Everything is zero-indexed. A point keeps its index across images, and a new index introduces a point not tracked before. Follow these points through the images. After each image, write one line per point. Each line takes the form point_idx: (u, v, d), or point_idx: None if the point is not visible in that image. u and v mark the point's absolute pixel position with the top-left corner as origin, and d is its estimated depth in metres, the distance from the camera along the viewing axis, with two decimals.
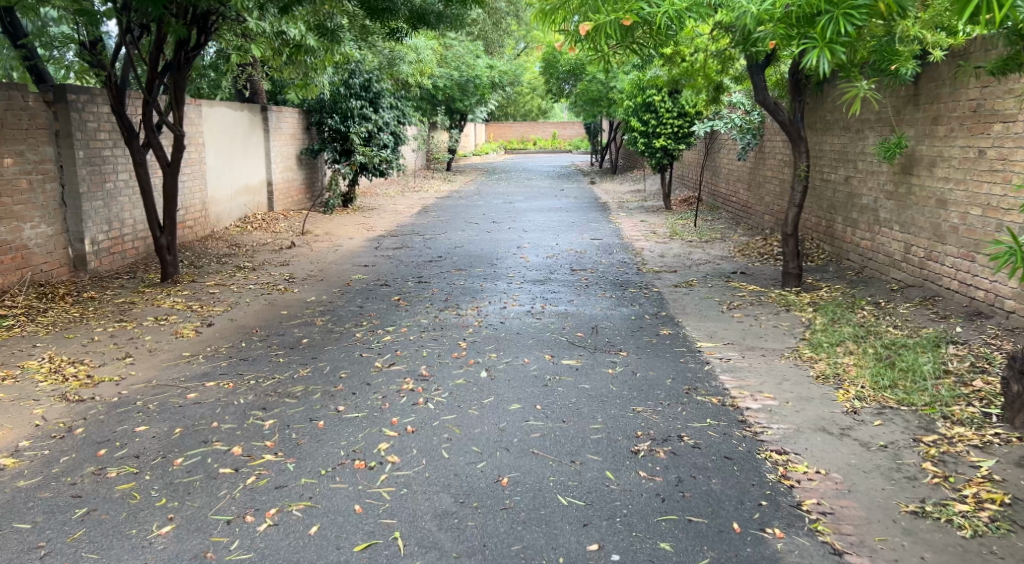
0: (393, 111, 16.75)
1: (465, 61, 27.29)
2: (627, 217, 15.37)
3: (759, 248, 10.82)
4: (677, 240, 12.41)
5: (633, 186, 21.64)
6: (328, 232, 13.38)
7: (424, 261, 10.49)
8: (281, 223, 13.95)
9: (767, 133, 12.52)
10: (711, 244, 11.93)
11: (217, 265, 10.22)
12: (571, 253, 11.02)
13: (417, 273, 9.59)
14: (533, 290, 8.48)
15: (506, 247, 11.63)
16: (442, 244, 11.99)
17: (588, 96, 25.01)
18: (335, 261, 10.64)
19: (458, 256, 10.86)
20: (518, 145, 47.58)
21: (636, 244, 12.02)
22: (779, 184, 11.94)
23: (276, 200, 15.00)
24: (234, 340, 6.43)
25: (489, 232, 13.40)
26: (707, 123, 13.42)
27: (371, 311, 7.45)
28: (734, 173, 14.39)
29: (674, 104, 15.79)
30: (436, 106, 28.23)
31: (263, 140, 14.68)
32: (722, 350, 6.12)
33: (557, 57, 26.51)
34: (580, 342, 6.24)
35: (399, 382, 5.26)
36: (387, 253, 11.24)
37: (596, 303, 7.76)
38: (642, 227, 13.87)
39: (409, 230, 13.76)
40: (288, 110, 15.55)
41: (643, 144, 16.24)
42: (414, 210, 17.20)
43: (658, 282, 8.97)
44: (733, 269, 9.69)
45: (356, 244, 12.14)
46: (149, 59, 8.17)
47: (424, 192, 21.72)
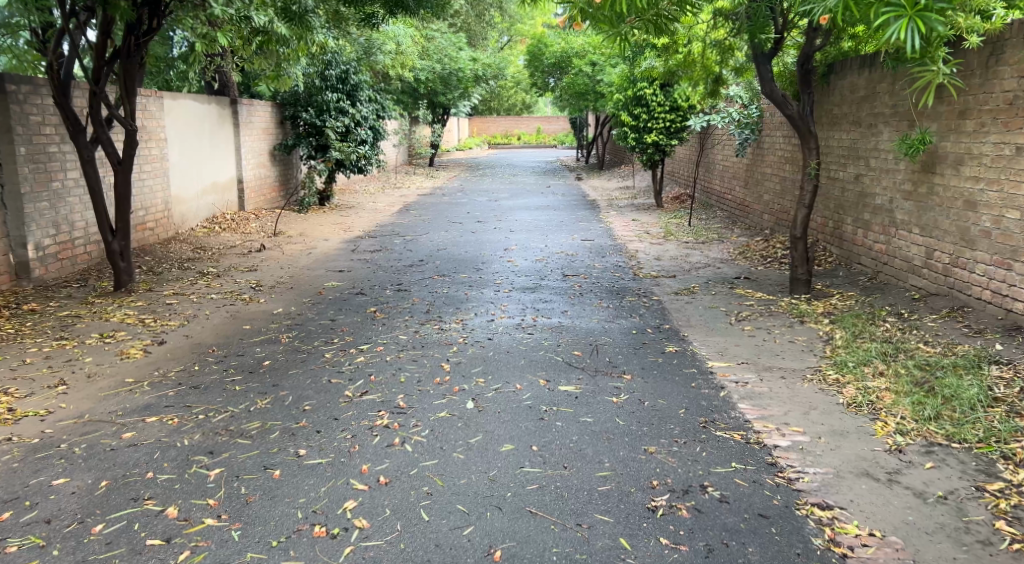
0: (372, 105, 15.99)
1: (448, 53, 26.55)
2: (617, 215, 14.71)
3: (761, 250, 10.16)
4: (672, 241, 11.75)
5: (622, 182, 20.96)
6: (302, 233, 12.62)
7: (404, 266, 9.76)
8: (252, 224, 13.18)
9: (766, 128, 11.87)
10: (708, 246, 11.27)
11: (178, 272, 9.46)
12: (561, 256, 10.36)
13: (395, 279, 8.86)
14: (521, 299, 7.77)
15: (492, 250, 10.93)
16: (423, 247, 11.25)
17: (575, 89, 24.33)
18: (308, 266, 9.90)
19: (441, 259, 10.13)
20: (502, 140, 46.88)
21: (629, 246, 11.35)
22: (779, 182, 11.29)
23: (247, 199, 14.23)
24: (185, 364, 5.69)
25: (474, 232, 12.69)
26: (702, 117, 12.78)
27: (342, 326, 6.73)
28: (730, 170, 13.73)
29: (666, 98, 15.13)
30: (418, 100, 27.50)
31: (233, 135, 13.89)
32: (738, 372, 5.43)
33: (542, 50, 25.78)
34: (577, 363, 5.54)
35: (373, 416, 4.53)
36: (364, 257, 10.50)
37: (592, 316, 7.06)
38: (634, 227, 13.21)
39: (389, 230, 13.00)
40: (262, 104, 14.78)
41: (633, 140, 15.58)
42: (394, 209, 16.44)
43: (656, 290, 8.30)
44: (735, 274, 9.04)
45: (330, 246, 11.37)
46: (96, 45, 7.46)
47: (406, 188, 20.97)
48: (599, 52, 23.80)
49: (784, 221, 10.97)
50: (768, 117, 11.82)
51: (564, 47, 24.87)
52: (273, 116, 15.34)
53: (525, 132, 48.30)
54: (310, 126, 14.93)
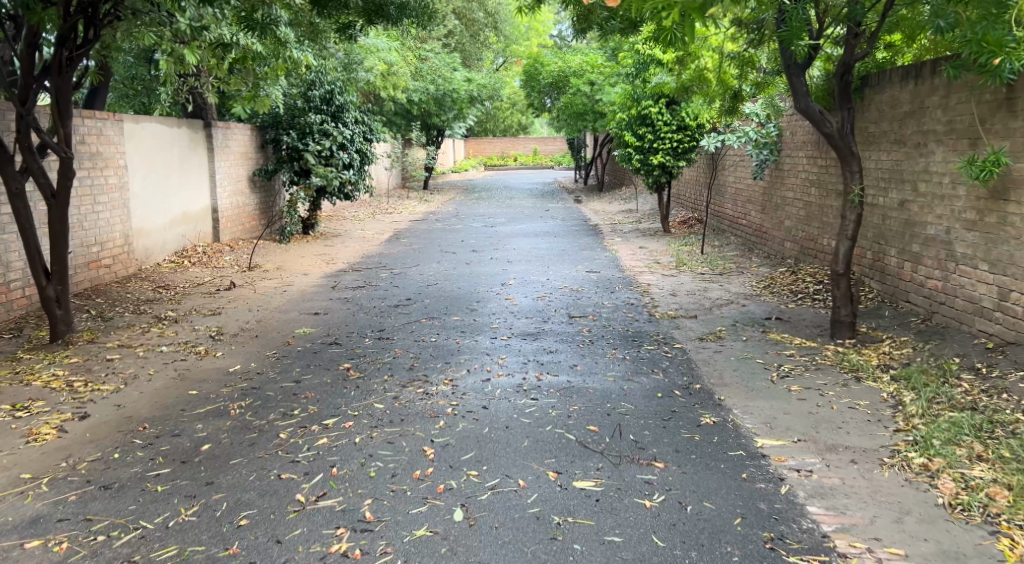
0: (359, 127, 14.94)
1: (442, 73, 25.56)
2: (624, 243, 13.63)
3: (792, 285, 9.05)
4: (685, 272, 10.67)
5: (625, 205, 19.93)
6: (280, 267, 11.53)
7: (388, 306, 8.65)
8: (226, 257, 12.09)
9: (787, 148, 10.83)
10: (726, 278, 10.17)
11: (131, 316, 8.36)
12: (565, 292, 9.27)
13: (376, 324, 7.75)
14: (522, 349, 6.65)
15: (488, 285, 9.85)
16: (411, 282, 10.16)
17: (573, 109, 23.38)
18: (280, 307, 8.80)
19: (430, 297, 9.02)
20: (498, 161, 45.93)
21: (640, 279, 10.26)
22: (804, 207, 10.27)
23: (223, 229, 13.14)
24: (104, 451, 4.59)
25: (469, 264, 11.62)
26: (716, 137, 11.76)
27: (306, 391, 5.62)
28: (745, 193, 12.69)
29: (673, 116, 14.10)
30: (411, 122, 26.52)
31: (207, 161, 12.82)
32: (798, 455, 4.30)
33: (538, 70, 24.75)
34: (593, 444, 4.43)
35: (328, 538, 3.58)
36: (345, 295, 9.40)
37: (607, 372, 5.96)
38: (642, 256, 12.12)
39: (375, 262, 11.90)
40: (240, 127, 13.73)
41: (638, 161, 14.55)
42: (383, 237, 15.34)
43: (676, 335, 7.21)
44: (764, 315, 7.95)
45: (309, 282, 10.29)
46: (21, 59, 6.44)
47: (398, 214, 19.87)
48: (598, 70, 22.81)
49: (812, 251, 9.93)
50: (788, 136, 10.77)
51: (562, 66, 23.87)
52: (254, 139, 14.30)
53: (521, 153, 47.38)
54: (292, 150, 13.88)
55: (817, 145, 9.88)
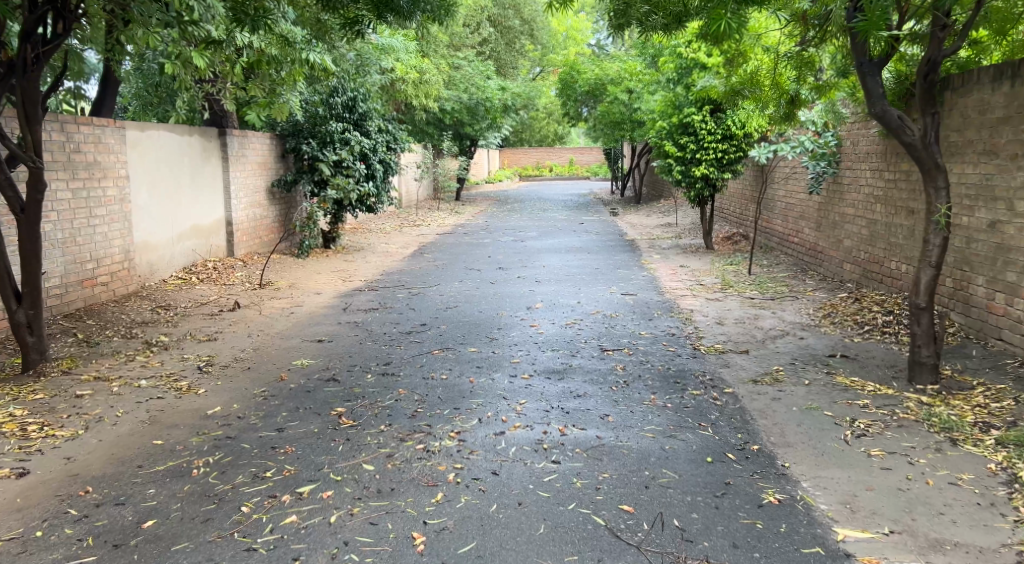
0: (384, 135, 14.17)
1: (475, 82, 24.82)
2: (662, 261, 12.69)
3: (856, 314, 8.04)
4: (732, 297, 9.67)
5: (663, 219, 19.01)
6: (294, 285, 10.81)
7: (402, 333, 7.78)
8: (238, 272, 11.35)
9: (847, 160, 9.81)
10: (778, 304, 9.16)
11: (120, 340, 7.57)
12: (598, 318, 8.35)
13: (383, 355, 6.88)
14: (546, 391, 5.74)
15: (515, 308, 8.97)
16: (430, 303, 9.31)
17: (610, 118, 22.50)
18: (284, 332, 7.97)
19: (448, 323, 8.14)
20: (533, 172, 45.14)
21: (682, 303, 9.31)
22: (869, 226, 9.27)
23: (239, 242, 12.39)
24: (29, 528, 3.78)
25: (495, 283, 10.78)
26: (767, 148, 10.74)
27: (286, 445, 4.75)
28: (796, 208, 11.72)
29: (717, 125, 13.12)
30: (443, 130, 25.73)
31: (221, 170, 12.04)
32: (894, 558, 3.56)
33: (574, 78, 23.86)
34: (627, 534, 3.70)
35: None
36: (355, 318, 8.56)
37: (645, 426, 5.04)
38: (683, 276, 11.14)
39: (396, 280, 11.13)
40: (260, 135, 13.01)
41: (678, 173, 13.58)
42: (408, 252, 14.60)
43: (726, 376, 6.25)
44: (827, 352, 6.94)
45: (320, 303, 9.49)
46: None
47: (425, 226, 19.11)
48: (636, 78, 21.85)
49: (877, 275, 8.94)
50: (849, 146, 9.75)
51: (598, 74, 23.00)
52: (274, 148, 13.59)
53: (556, 163, 46.48)
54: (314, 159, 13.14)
55: (884, 157, 8.86)
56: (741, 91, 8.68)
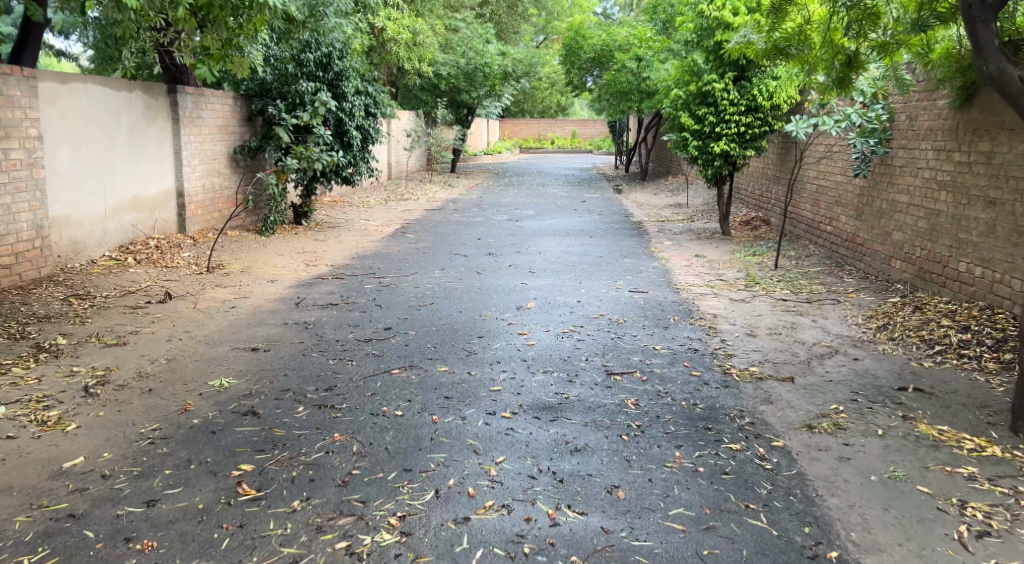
0: (363, 98, 12.60)
1: (473, 45, 23.15)
2: (674, 248, 11.19)
3: (917, 326, 6.57)
4: (761, 298, 8.15)
5: (672, 199, 17.49)
6: (248, 269, 9.33)
7: (359, 340, 6.26)
8: (186, 252, 9.80)
9: (903, 138, 8.28)
10: (817, 310, 7.67)
11: (4, 342, 6.04)
12: (602, 324, 6.86)
13: (326, 374, 5.36)
14: (532, 443, 4.25)
15: (502, 308, 7.48)
16: (401, 299, 7.80)
17: (616, 88, 20.79)
18: (214, 333, 6.45)
19: (418, 328, 6.64)
20: (534, 144, 43.45)
21: (701, 304, 7.81)
22: (928, 218, 7.78)
23: (192, 217, 10.83)
24: None
25: (482, 272, 9.29)
26: (804, 123, 9.11)
27: (148, 534, 3.35)
28: (831, 192, 10.20)
29: (740, 95, 11.55)
30: (438, 97, 24.05)
31: (170, 133, 10.44)
32: None
33: (579, 43, 22.15)
34: None
35: None
36: (308, 317, 7.04)
37: (670, 509, 3.57)
38: (700, 269, 9.63)
39: (368, 265, 9.63)
40: (222, 94, 11.42)
41: (694, 149, 12.05)
42: (389, 230, 13.11)
43: (770, 419, 4.77)
44: (894, 383, 5.46)
45: (271, 294, 7.97)
46: None
47: (414, 201, 17.55)
48: (646, 45, 20.14)
49: (939, 277, 7.47)
50: (905, 121, 8.22)
51: (605, 40, 21.30)
52: (238, 110, 12.00)
53: (559, 136, 44.85)
54: (283, 124, 11.60)
55: (953, 135, 7.33)
56: (786, 49, 7.02)
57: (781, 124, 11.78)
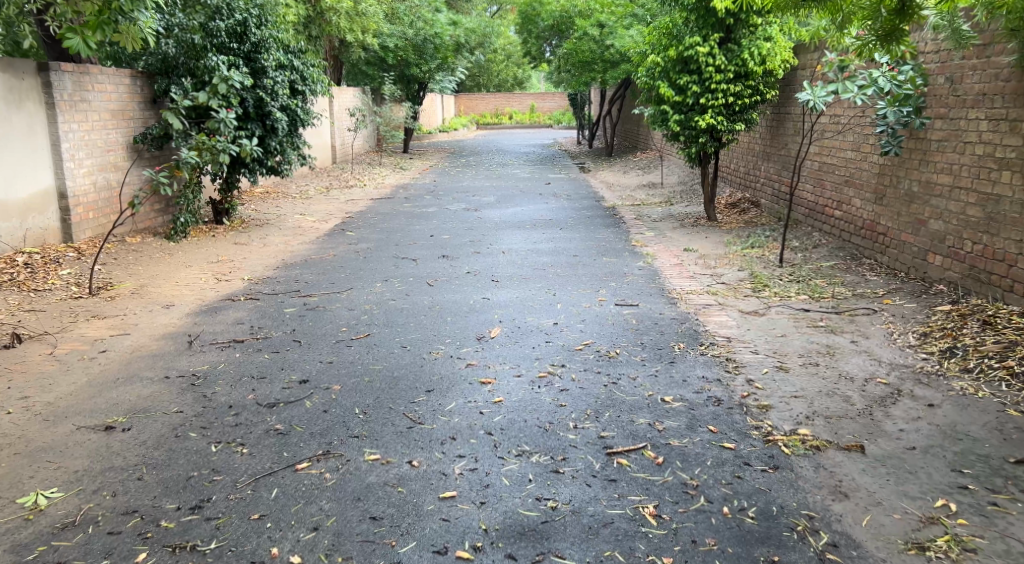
0: (287, 74, 10.80)
1: (422, 15, 21.24)
2: (656, 241, 9.64)
3: (1000, 351, 5.03)
4: (776, 308, 6.58)
5: (645, 177, 15.91)
6: (142, 290, 7.62)
7: (261, 406, 4.58)
8: (65, 270, 8.13)
9: (942, 106, 6.76)
10: (851, 322, 6.11)
11: None
12: (589, 361, 5.23)
13: (199, 476, 3.68)
14: None
15: (458, 339, 5.81)
16: (328, 329, 6.12)
17: (577, 57, 18.94)
18: (60, 399, 4.74)
19: (343, 381, 4.97)
20: (492, 120, 41.61)
21: (707, 322, 6.20)
22: (983, 205, 6.28)
23: (80, 221, 9.17)
24: None
25: (432, 283, 7.63)
26: (822, 90, 7.54)
27: None
28: (837, 171, 8.69)
29: (727, 60, 9.94)
30: (385, 71, 22.14)
31: (44, 119, 8.77)
32: None
33: (536, 10, 20.47)
34: None
35: None
36: (199, 366, 5.35)
37: None
38: (693, 269, 8.08)
39: (291, 280, 7.93)
40: (114, 72, 9.70)
41: (676, 124, 10.41)
42: (328, 228, 11.34)
43: (857, 534, 3.25)
44: (1003, 450, 3.91)
45: (161, 330, 6.28)
46: None
47: (359, 188, 15.74)
48: (608, 9, 18.40)
49: (1004, 280, 6.01)
50: (945, 84, 6.71)
51: (564, 5, 19.45)
52: (136, 91, 10.24)
53: (517, 110, 43.05)
54: (180, 107, 9.63)
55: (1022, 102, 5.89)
56: None
57: (773, 93, 10.22)
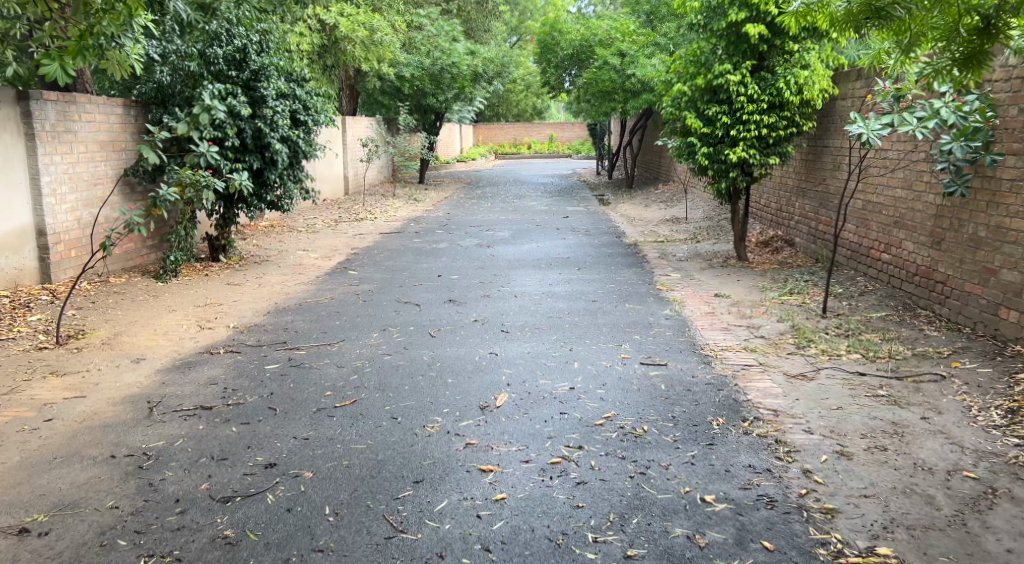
0: (288, 103, 10.09)
1: (439, 44, 20.69)
2: (685, 285, 8.80)
3: None
4: (827, 371, 5.69)
5: (668, 212, 15.09)
6: (113, 340, 6.86)
7: (213, 501, 3.79)
8: (34, 316, 7.39)
9: (1016, 141, 5.91)
10: (918, 390, 5.22)
11: None
12: (613, 442, 4.39)
13: None
14: None
15: (459, 408, 4.96)
16: (311, 393, 5.31)
17: (597, 87, 18.18)
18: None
19: (318, 465, 4.16)
20: (511, 150, 41.02)
21: (747, 388, 5.33)
22: None
23: (60, 261, 8.45)
24: None
25: (433, 334, 6.82)
26: (876, 122, 6.71)
27: None
28: (886, 211, 7.83)
29: (761, 89, 9.16)
30: (401, 101, 21.60)
31: (23, 151, 8.08)
32: None
33: (555, 39, 19.62)
34: None
35: None
36: (153, 442, 4.56)
37: None
38: (726, 319, 7.23)
39: (280, 329, 7.15)
40: (104, 101, 9.08)
41: (703, 157, 9.57)
42: (330, 266, 10.58)
43: None
44: None
45: (124, 392, 5.50)
46: None
47: (370, 222, 15.04)
48: (630, 38, 17.81)
49: None
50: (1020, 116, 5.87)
51: (585, 34, 18.79)
52: (129, 121, 9.61)
53: (536, 140, 42.46)
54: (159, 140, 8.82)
55: None
56: (886, 8, 4.49)
57: (811, 125, 9.36)
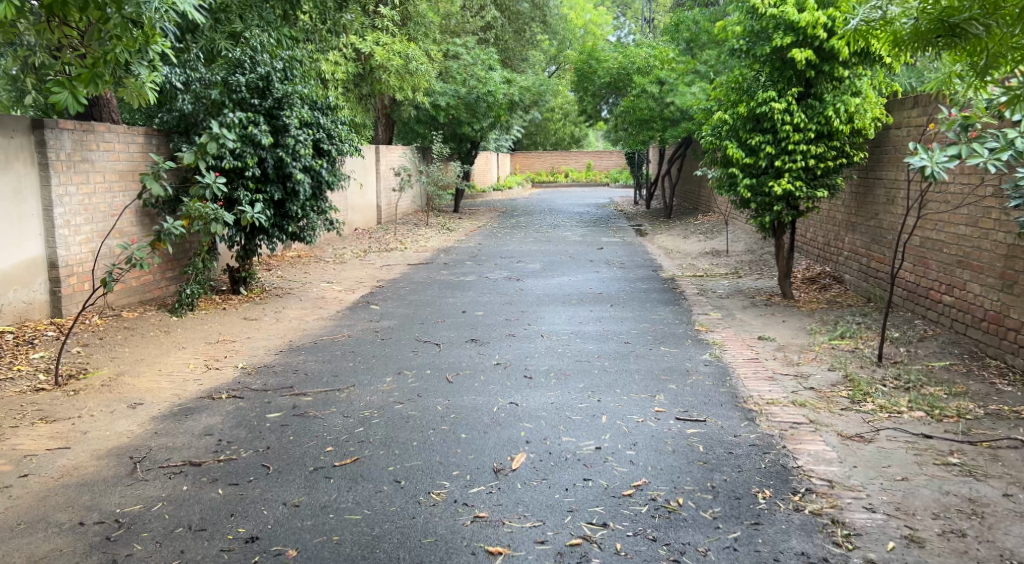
0: (312, 132, 9.72)
1: (475, 72, 20.34)
2: (726, 326, 8.20)
3: None
4: (887, 432, 5.06)
5: (709, 245, 14.45)
6: (112, 381, 6.44)
7: None
8: (36, 353, 7.03)
9: None
10: (994, 457, 4.59)
11: None
12: (642, 520, 3.86)
13: None
14: None
15: (470, 471, 4.44)
16: (311, 448, 4.82)
17: (635, 116, 17.63)
18: None
19: (305, 542, 3.71)
20: (548, 178, 40.54)
21: (797, 452, 4.72)
22: None
23: (73, 294, 8.10)
24: None
25: (451, 379, 6.30)
26: (941, 154, 6.07)
27: None
28: (949, 249, 7.17)
29: (807, 118, 8.57)
30: (436, 129, 21.26)
31: (36, 180, 7.79)
32: None
33: (592, 67, 19.17)
34: None
35: None
36: (129, 505, 4.10)
37: None
38: (772, 366, 6.63)
39: (290, 370, 6.67)
40: (123, 130, 8.80)
41: (746, 190, 8.98)
42: (352, 299, 10.15)
43: None
44: None
45: (110, 444, 5.04)
46: None
47: (399, 252, 14.61)
48: (667, 66, 17.45)
49: None
50: None
51: (623, 61, 18.29)
52: (148, 149, 9.31)
53: (573, 169, 41.95)
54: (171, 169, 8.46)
55: None
56: (963, 26, 4.00)
57: (863, 156, 8.74)
